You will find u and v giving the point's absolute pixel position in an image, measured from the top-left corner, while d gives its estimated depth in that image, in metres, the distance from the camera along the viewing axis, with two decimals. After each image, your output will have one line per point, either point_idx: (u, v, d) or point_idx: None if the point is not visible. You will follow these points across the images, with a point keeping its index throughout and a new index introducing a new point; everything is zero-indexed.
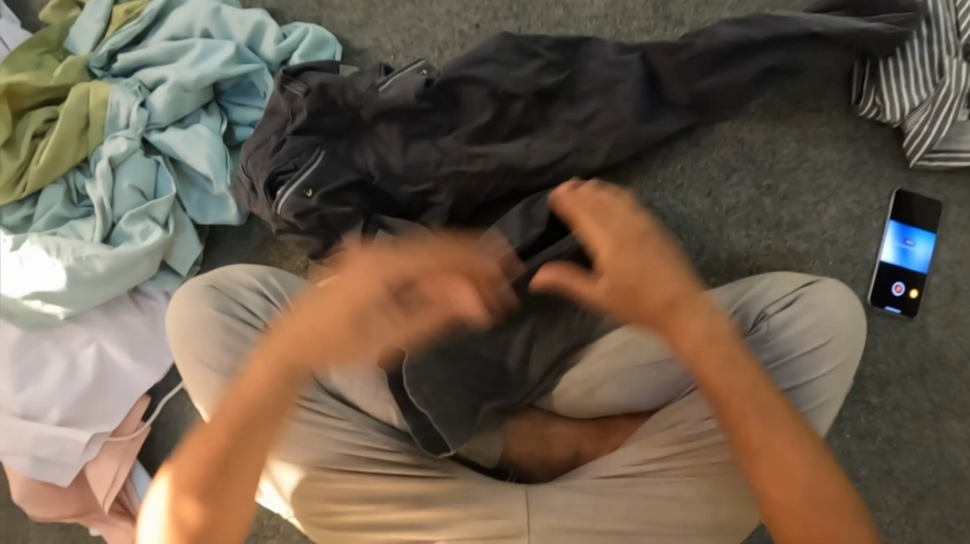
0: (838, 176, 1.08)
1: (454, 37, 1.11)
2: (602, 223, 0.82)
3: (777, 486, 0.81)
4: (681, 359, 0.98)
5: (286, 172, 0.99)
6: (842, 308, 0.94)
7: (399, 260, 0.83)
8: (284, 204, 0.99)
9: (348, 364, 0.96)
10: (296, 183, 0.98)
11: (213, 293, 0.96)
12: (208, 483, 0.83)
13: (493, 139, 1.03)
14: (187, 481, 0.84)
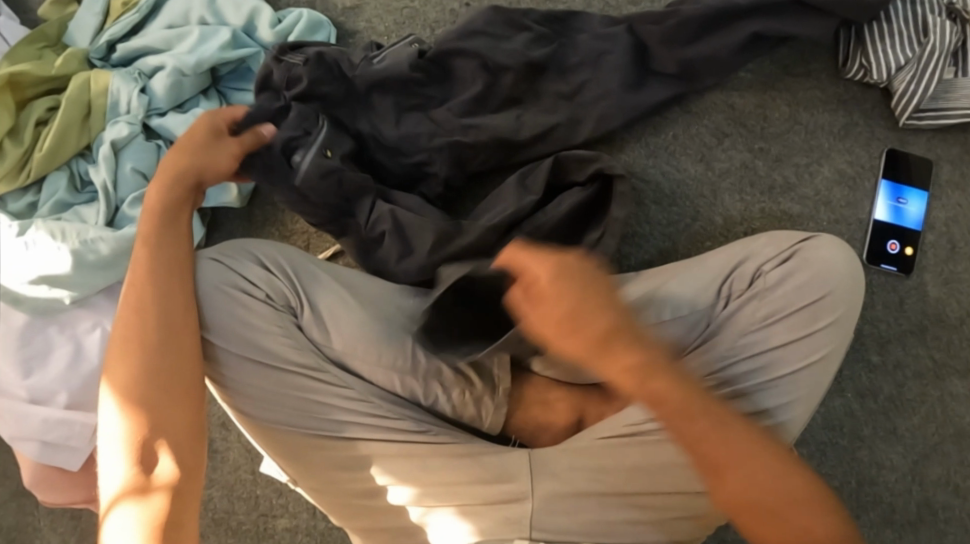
0: (829, 138, 1.09)
1: (445, 16, 1.13)
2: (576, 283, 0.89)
3: (739, 473, 0.86)
4: (682, 320, 0.98)
5: (298, 139, 0.99)
6: (836, 262, 0.95)
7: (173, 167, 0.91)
8: (307, 166, 0.99)
9: (348, 331, 0.96)
10: (314, 147, 0.99)
11: (217, 267, 0.95)
12: (147, 374, 0.85)
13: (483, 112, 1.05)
14: (126, 386, 0.84)
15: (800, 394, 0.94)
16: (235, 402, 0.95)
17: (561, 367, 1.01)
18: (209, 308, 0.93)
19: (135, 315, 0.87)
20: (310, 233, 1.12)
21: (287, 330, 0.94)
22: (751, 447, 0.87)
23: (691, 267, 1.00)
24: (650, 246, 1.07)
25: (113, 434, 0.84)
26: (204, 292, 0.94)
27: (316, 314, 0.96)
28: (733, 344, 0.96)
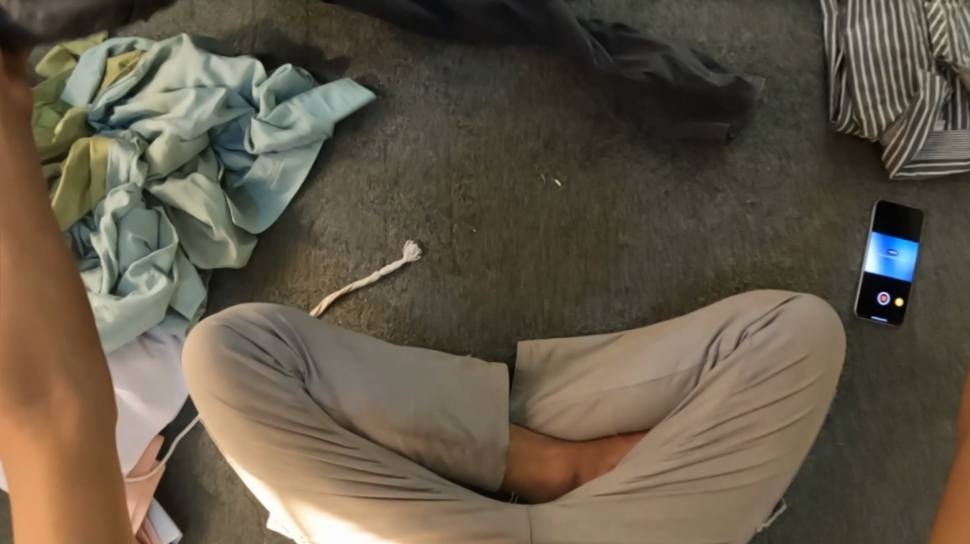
0: (819, 190, 1.10)
1: (438, 74, 1.14)
2: None
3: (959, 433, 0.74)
4: (669, 380, 1.00)
5: None
6: (819, 321, 0.96)
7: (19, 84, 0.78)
8: None
9: (355, 393, 0.96)
10: None
11: (226, 332, 0.93)
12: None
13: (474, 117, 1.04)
14: None
15: (787, 451, 0.95)
16: (246, 468, 0.93)
17: (558, 424, 1.04)
18: (218, 380, 0.92)
19: None
20: (311, 290, 1.12)
21: (296, 395, 0.93)
22: None
23: (679, 325, 1.01)
24: (643, 303, 1.09)
25: None
26: (214, 363, 0.92)
27: (324, 378, 0.96)
28: (723, 403, 0.97)
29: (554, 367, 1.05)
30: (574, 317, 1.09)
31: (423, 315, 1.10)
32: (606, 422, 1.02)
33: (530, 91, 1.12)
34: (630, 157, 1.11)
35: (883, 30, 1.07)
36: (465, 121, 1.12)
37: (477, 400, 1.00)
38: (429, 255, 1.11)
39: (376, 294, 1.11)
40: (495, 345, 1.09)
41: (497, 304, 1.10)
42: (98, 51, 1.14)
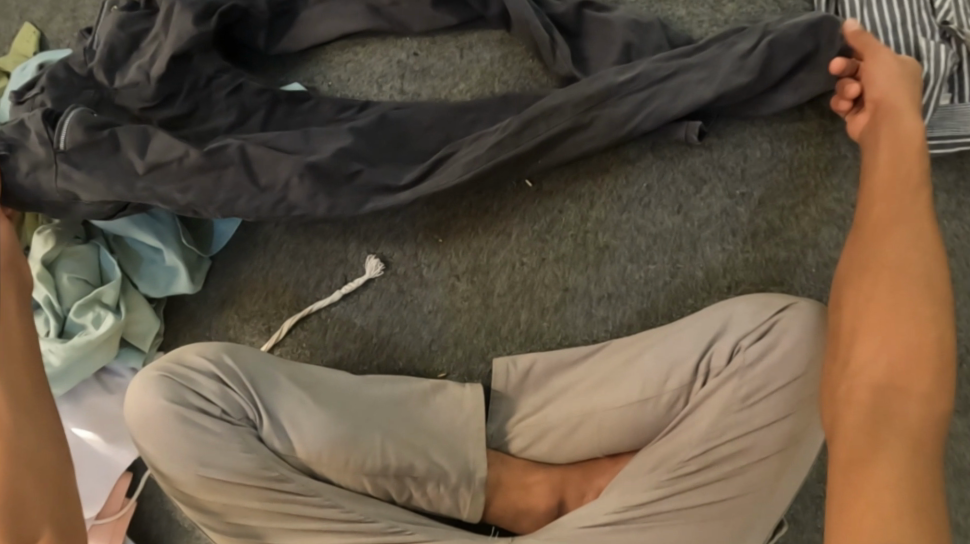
0: (814, 175, 1.00)
1: (392, 68, 1.05)
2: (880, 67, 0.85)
3: (872, 346, 0.72)
4: (656, 401, 0.93)
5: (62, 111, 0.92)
6: (818, 334, 0.88)
7: None
8: (65, 134, 0.91)
9: (312, 438, 0.90)
10: (77, 109, 0.92)
11: (166, 384, 0.90)
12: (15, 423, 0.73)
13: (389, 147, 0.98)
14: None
15: (783, 473, 0.89)
16: (205, 519, 0.90)
17: (540, 447, 0.97)
18: (161, 435, 0.89)
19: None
20: (271, 312, 1.05)
21: (246, 444, 0.89)
22: (909, 343, 0.71)
23: (667, 337, 0.94)
24: (628, 309, 1.01)
25: None
26: (156, 418, 0.89)
27: (276, 422, 0.91)
28: (714, 425, 0.90)
29: (533, 385, 0.98)
30: (553, 329, 1.01)
31: (392, 332, 1.03)
32: (592, 444, 0.95)
33: (494, 83, 1.03)
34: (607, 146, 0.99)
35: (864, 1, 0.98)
36: None
37: (450, 427, 0.96)
38: (391, 270, 1.03)
39: (340, 312, 1.04)
40: (470, 361, 1.02)
41: (470, 319, 1.02)
42: (29, 66, 1.05)
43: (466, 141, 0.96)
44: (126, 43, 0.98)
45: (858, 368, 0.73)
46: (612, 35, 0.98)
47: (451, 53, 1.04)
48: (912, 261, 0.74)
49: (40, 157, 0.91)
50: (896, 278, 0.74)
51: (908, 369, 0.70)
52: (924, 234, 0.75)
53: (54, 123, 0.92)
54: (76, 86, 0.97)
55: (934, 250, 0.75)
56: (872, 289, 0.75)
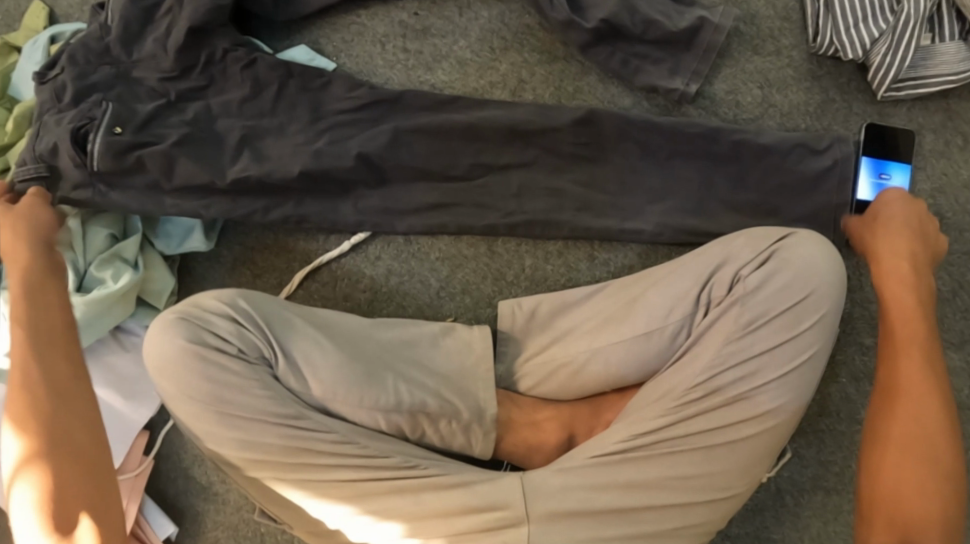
0: (805, 119, 1.05)
1: (393, 29, 1.08)
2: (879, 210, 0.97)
3: (887, 472, 0.84)
4: (661, 334, 0.94)
5: (86, 124, 0.99)
6: (817, 260, 0.90)
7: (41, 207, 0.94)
8: (98, 153, 0.98)
9: (326, 378, 0.92)
10: (101, 128, 0.98)
11: (183, 325, 0.92)
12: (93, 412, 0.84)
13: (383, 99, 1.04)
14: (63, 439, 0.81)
15: (787, 396, 0.90)
16: (221, 455, 0.91)
17: (546, 387, 1.00)
18: (179, 372, 0.90)
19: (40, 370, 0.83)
20: (282, 267, 1.08)
21: (264, 383, 0.91)
22: (913, 471, 0.83)
23: (668, 275, 0.96)
24: (627, 251, 1.04)
25: (26, 500, 0.79)
26: (174, 356, 0.90)
27: (291, 361, 0.92)
28: (719, 352, 0.91)
29: (540, 326, 1.01)
30: (556, 272, 1.04)
31: (401, 281, 1.06)
32: (598, 381, 0.97)
33: (494, 40, 1.07)
34: (607, 178, 1.02)
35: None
36: (426, 76, 1.07)
37: (459, 367, 0.98)
38: (380, 234, 1.05)
39: (350, 264, 1.06)
40: (477, 307, 1.05)
41: (475, 267, 1.05)
42: (41, 40, 1.09)
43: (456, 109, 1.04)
44: (140, 18, 1.03)
45: (875, 483, 0.84)
46: None
47: (450, 12, 1.08)
48: (920, 430, 0.84)
49: (77, 178, 1.00)
50: (910, 479, 0.82)
51: (919, 496, 0.81)
52: (935, 390, 0.85)
53: (86, 149, 0.98)
54: (93, 62, 1.02)
55: (935, 371, 0.86)
56: (890, 458, 0.84)
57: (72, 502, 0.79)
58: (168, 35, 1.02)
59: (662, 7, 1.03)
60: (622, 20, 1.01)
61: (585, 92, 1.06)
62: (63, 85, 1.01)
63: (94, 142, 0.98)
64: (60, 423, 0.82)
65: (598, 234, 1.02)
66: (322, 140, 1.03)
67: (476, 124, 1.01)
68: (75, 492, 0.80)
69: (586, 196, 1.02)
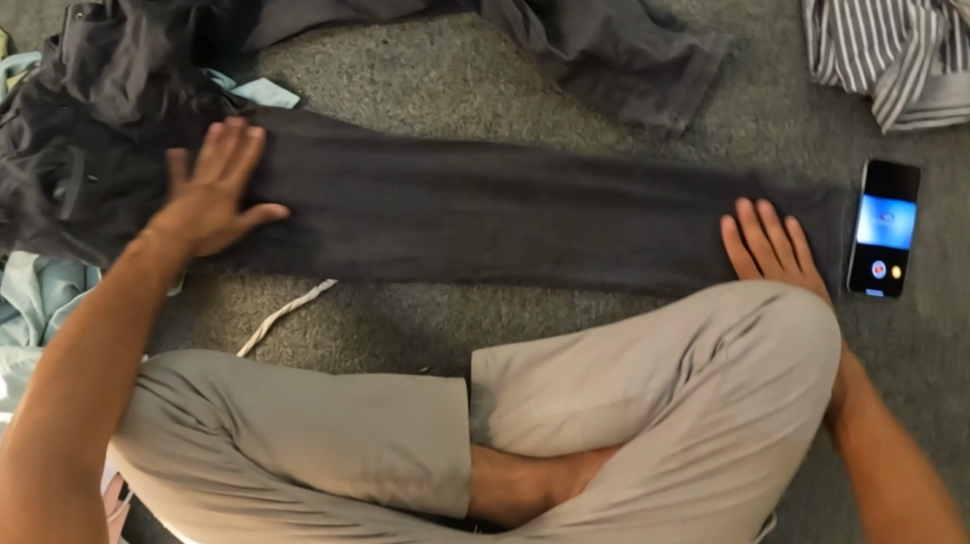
0: (802, 153, 0.98)
1: (361, 58, 1.02)
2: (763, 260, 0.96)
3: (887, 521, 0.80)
4: (641, 402, 0.91)
5: (57, 172, 0.96)
6: (808, 325, 0.86)
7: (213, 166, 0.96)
8: (70, 203, 0.95)
9: (290, 447, 0.90)
10: (73, 177, 0.95)
11: (138, 394, 0.87)
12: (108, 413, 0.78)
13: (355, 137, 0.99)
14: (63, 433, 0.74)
15: (771, 469, 0.87)
16: (183, 524, 0.89)
17: (524, 444, 0.95)
18: (134, 441, 0.85)
19: (74, 351, 0.78)
20: (251, 312, 1.04)
21: (224, 455, 0.88)
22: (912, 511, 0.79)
23: (648, 332, 0.92)
24: (609, 297, 0.99)
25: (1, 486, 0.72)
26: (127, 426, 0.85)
27: (253, 429, 0.89)
28: (697, 423, 0.87)
29: (515, 379, 0.97)
30: (534, 319, 1.00)
31: (373, 328, 1.01)
32: (575, 443, 0.93)
33: (467, 70, 1.00)
34: (586, 220, 0.99)
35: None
36: (396, 110, 1.01)
37: (432, 423, 0.95)
38: (348, 279, 1.01)
39: (319, 310, 1.02)
40: (452, 355, 1.01)
41: (449, 312, 1.01)
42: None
43: (428, 147, 0.99)
44: (98, 57, 0.98)
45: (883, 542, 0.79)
46: (587, 8, 0.94)
47: (421, 40, 1.01)
48: (881, 438, 0.85)
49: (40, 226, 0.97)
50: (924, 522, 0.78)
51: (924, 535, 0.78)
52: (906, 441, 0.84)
53: (55, 196, 0.95)
54: (50, 105, 0.98)
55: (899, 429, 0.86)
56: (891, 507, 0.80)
57: (34, 502, 0.71)
58: (126, 75, 0.98)
59: (648, 35, 0.95)
60: (603, 50, 0.93)
61: (565, 123, 0.99)
62: (19, 129, 0.97)
63: (67, 191, 0.95)
64: (68, 414, 0.75)
65: (571, 282, 0.99)
66: (288, 184, 0.99)
67: (452, 165, 0.98)
68: (48, 495, 0.72)
69: (561, 246, 0.98)
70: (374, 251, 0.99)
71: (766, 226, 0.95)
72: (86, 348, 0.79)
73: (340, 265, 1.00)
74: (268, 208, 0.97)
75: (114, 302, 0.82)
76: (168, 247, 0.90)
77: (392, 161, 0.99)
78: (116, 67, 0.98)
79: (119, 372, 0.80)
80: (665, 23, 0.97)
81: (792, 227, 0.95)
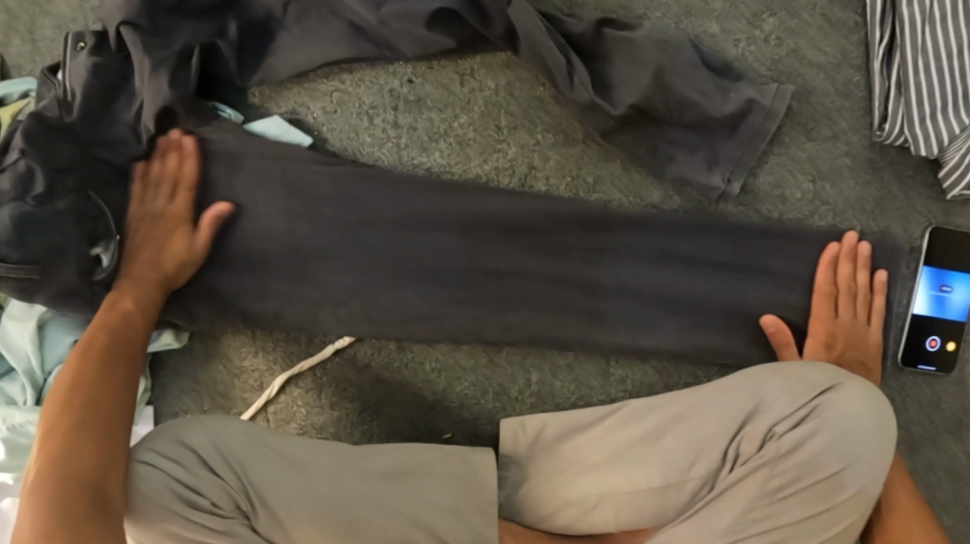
0: (860, 219, 0.91)
1: (383, 98, 0.93)
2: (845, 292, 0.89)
3: None
4: (681, 487, 0.86)
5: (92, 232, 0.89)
6: (862, 420, 0.80)
7: (154, 183, 0.91)
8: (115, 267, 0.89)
9: (308, 529, 0.83)
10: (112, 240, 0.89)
11: (150, 474, 0.80)
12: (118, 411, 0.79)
13: (376, 189, 0.91)
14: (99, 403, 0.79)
15: None
16: None
17: (553, 522, 0.90)
18: (143, 524, 0.79)
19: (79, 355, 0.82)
20: (263, 368, 0.97)
21: (239, 540, 0.82)
22: None
23: (692, 414, 0.87)
24: (648, 367, 0.93)
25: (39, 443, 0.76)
26: (137, 509, 0.79)
27: (271, 512, 0.83)
28: (740, 518, 0.82)
29: (544, 452, 0.91)
30: (565, 389, 0.94)
31: (392, 392, 0.95)
32: (607, 525, 0.88)
33: (500, 116, 0.91)
34: (623, 285, 0.91)
35: (925, 16, 0.86)
36: (421, 158, 0.92)
37: (459, 500, 0.88)
38: (368, 339, 0.94)
39: (336, 370, 0.96)
40: (477, 423, 0.95)
41: (473, 377, 0.94)
42: None
43: (455, 199, 0.91)
44: (104, 95, 0.89)
45: None
46: (636, 54, 0.86)
47: (449, 80, 0.92)
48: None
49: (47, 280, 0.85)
50: None
51: None
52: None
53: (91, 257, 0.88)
54: (48, 139, 0.86)
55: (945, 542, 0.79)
56: None
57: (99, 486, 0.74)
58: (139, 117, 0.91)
59: (702, 85, 0.87)
60: (652, 100, 0.86)
61: (604, 176, 0.91)
62: (27, 171, 0.84)
63: (108, 254, 0.89)
64: (91, 397, 0.79)
65: (608, 349, 0.92)
66: (304, 235, 0.92)
67: (478, 220, 0.91)
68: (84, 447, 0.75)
69: (594, 308, 0.91)
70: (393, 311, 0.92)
71: (859, 268, 0.89)
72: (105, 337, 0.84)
73: (356, 325, 0.92)
74: (214, 213, 0.91)
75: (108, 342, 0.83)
76: (130, 294, 0.87)
77: (418, 214, 0.91)
78: (127, 108, 0.91)
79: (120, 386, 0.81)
80: (720, 71, 0.89)
81: (880, 281, 0.89)
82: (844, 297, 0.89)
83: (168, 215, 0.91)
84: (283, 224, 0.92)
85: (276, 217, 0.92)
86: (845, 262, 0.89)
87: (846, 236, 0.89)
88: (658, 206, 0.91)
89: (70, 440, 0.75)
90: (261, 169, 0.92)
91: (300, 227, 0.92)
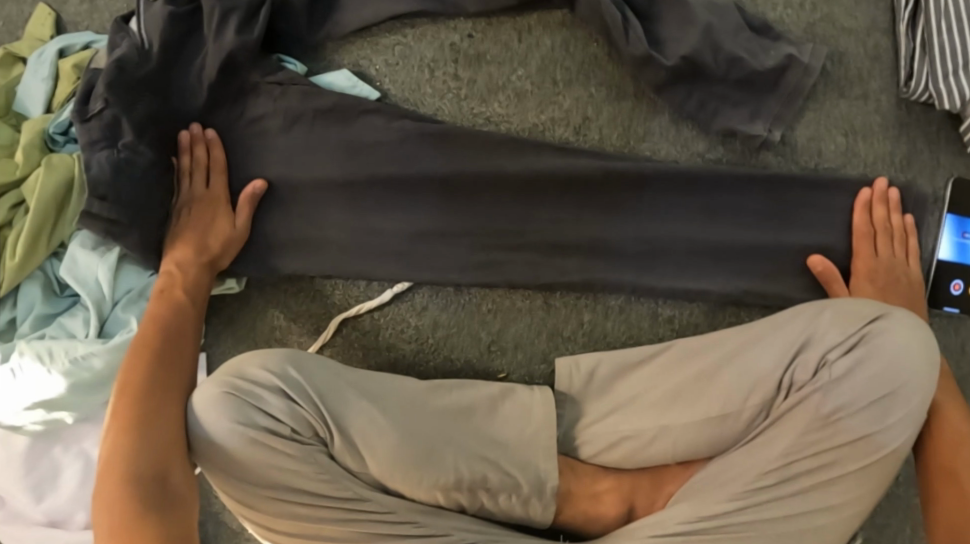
0: (888, 170, 0.98)
1: (444, 52, 0.98)
2: (882, 232, 0.95)
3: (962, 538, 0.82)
4: (737, 416, 0.91)
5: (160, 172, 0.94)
6: (910, 348, 0.86)
7: (200, 162, 0.95)
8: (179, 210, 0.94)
9: (385, 456, 0.86)
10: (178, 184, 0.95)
11: (231, 403, 0.84)
12: (161, 391, 0.84)
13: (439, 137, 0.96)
14: (152, 389, 0.83)
15: (868, 485, 0.87)
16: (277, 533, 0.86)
17: (610, 455, 0.94)
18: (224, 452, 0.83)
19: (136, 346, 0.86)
20: (320, 313, 1.00)
21: (320, 466, 0.85)
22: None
23: (746, 346, 0.91)
24: (694, 309, 0.98)
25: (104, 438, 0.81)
26: (221, 434, 0.83)
27: (348, 439, 0.86)
28: (795, 441, 0.88)
29: (599, 389, 0.96)
30: (618, 328, 0.98)
31: (449, 333, 0.99)
32: (665, 454, 0.93)
33: (556, 71, 0.98)
34: (673, 229, 0.96)
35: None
36: (481, 108, 0.98)
37: (520, 434, 0.91)
38: (425, 283, 0.98)
39: (393, 313, 0.99)
40: (531, 362, 0.99)
41: (526, 318, 0.99)
42: (48, 52, 1.00)
43: (513, 147, 0.95)
44: (176, 42, 0.93)
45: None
46: (687, 12, 0.93)
47: (508, 37, 0.98)
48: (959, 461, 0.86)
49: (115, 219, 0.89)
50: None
51: None
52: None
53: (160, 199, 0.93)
54: (126, 84, 0.90)
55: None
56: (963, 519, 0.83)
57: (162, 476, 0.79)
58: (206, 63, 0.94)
59: (746, 43, 0.94)
60: (702, 52, 0.92)
61: (655, 124, 0.97)
62: (112, 121, 0.90)
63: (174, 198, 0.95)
64: (145, 389, 0.83)
65: (658, 291, 0.96)
66: (368, 180, 0.96)
67: (537, 167, 0.95)
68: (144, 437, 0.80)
69: (644, 251, 0.96)
70: (453, 258, 0.97)
71: (892, 210, 0.95)
72: (157, 324, 0.88)
73: (417, 270, 0.97)
74: (252, 191, 0.95)
75: (167, 335, 0.87)
76: (183, 281, 0.91)
77: (479, 160, 0.95)
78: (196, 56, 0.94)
79: (172, 370, 0.86)
80: (762, 30, 0.95)
81: (910, 222, 0.95)
82: (881, 235, 0.95)
83: (207, 198, 0.95)
84: (350, 169, 0.96)
85: (341, 161, 0.96)
86: (878, 205, 0.95)
87: (877, 183, 0.95)
88: (705, 154, 0.97)
89: (131, 445, 0.80)
90: (328, 117, 0.96)
91: (366, 173, 0.96)
